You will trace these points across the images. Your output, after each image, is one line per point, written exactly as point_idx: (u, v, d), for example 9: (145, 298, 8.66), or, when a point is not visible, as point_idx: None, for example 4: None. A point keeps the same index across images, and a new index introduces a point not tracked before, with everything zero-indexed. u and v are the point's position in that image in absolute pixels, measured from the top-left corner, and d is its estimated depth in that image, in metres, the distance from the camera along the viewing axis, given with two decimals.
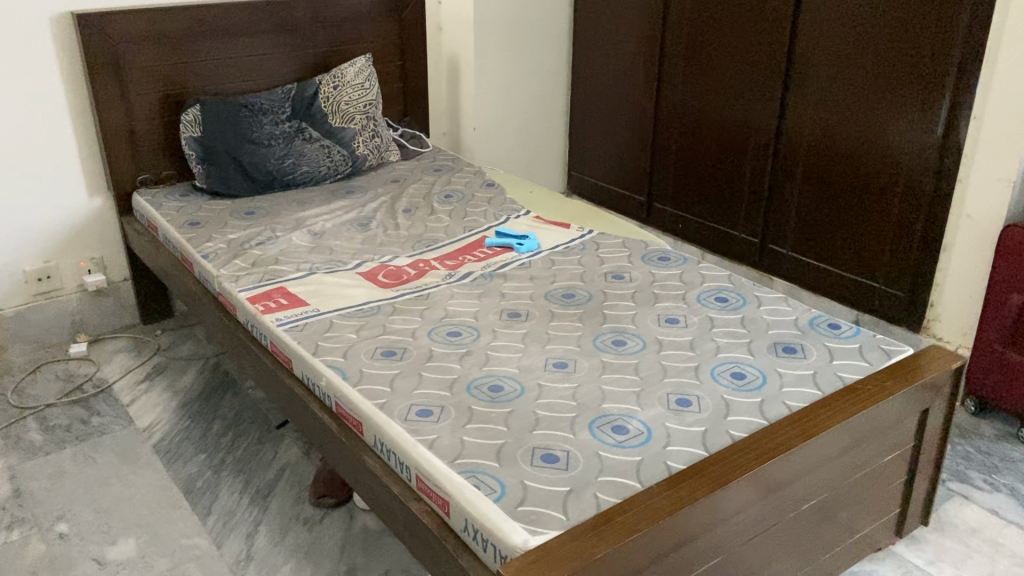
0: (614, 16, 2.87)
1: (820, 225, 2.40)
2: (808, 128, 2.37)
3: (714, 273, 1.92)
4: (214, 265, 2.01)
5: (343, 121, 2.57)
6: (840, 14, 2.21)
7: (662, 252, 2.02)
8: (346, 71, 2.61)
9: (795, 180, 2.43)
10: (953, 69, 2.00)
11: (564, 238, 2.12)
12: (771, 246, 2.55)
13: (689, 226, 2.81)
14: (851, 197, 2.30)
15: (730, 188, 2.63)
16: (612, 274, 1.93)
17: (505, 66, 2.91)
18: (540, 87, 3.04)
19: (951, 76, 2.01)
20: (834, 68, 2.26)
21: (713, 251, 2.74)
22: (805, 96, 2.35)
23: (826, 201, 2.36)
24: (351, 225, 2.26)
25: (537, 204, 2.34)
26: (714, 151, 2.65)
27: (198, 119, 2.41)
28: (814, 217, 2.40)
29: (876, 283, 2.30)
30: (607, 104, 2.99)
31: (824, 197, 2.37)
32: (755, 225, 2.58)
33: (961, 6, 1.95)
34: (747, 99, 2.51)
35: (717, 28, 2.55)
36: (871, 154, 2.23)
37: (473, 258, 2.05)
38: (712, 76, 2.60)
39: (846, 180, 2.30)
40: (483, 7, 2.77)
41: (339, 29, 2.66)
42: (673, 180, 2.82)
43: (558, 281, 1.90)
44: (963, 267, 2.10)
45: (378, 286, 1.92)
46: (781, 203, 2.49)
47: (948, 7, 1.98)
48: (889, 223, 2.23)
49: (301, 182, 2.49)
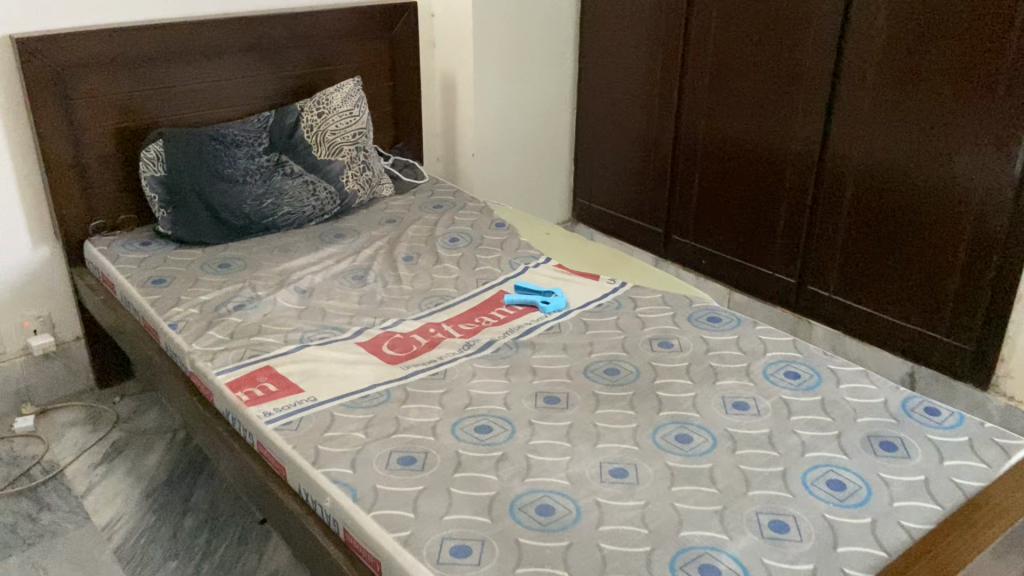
0: (626, 28, 2.60)
1: (869, 267, 2.15)
2: (855, 159, 2.11)
3: (776, 338, 1.65)
4: (186, 337, 1.70)
5: (329, 153, 2.27)
6: (897, 31, 1.95)
7: (712, 312, 1.75)
8: (331, 96, 2.31)
9: (840, 217, 2.17)
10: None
11: (595, 294, 1.84)
12: (810, 287, 2.31)
13: (713, 262, 2.56)
14: (905, 236, 2.05)
15: (762, 222, 2.38)
16: (659, 341, 1.65)
17: (506, 85, 2.62)
18: (544, 106, 2.76)
19: None
20: (888, 92, 2.01)
21: (742, 290, 2.50)
22: (852, 123, 2.10)
23: (876, 240, 2.11)
24: (345, 279, 1.95)
25: (556, 249, 2.07)
26: (744, 182, 2.39)
27: (161, 156, 2.08)
28: (862, 257, 2.16)
29: (937, 333, 2.05)
30: (619, 126, 2.72)
31: (873, 236, 2.12)
32: (792, 264, 2.33)
33: None
34: (781, 124, 2.25)
35: (747, 45, 2.29)
36: (930, 191, 1.97)
37: (492, 321, 1.77)
38: (741, 99, 2.34)
39: (900, 218, 2.05)
40: (484, 20, 2.48)
41: (322, 47, 2.35)
42: (694, 211, 2.57)
43: (596, 353, 1.62)
44: None
45: (385, 361, 1.63)
46: (821, 241, 2.24)
47: None
48: (952, 267, 1.97)
49: (282, 224, 2.18)
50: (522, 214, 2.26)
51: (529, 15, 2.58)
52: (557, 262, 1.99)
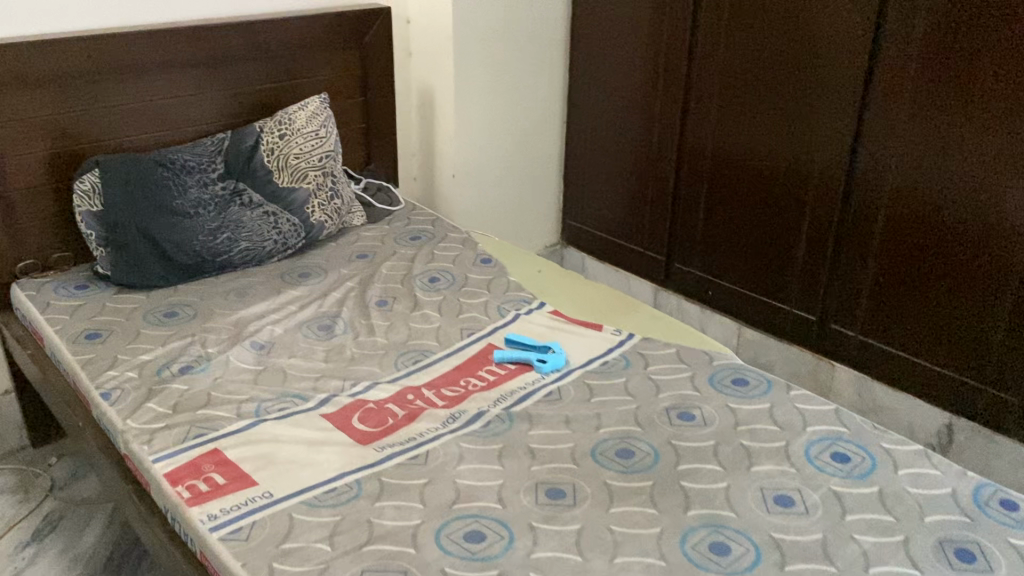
0: (625, 35, 2.35)
1: (902, 305, 1.92)
2: (888, 185, 1.88)
3: (814, 408, 1.42)
4: (119, 410, 1.43)
5: (293, 179, 2.01)
6: (942, 43, 1.72)
7: (736, 373, 1.52)
8: (296, 115, 2.05)
9: (869, 249, 1.95)
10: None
11: (599, 350, 1.59)
12: (832, 325, 2.08)
13: (721, 293, 2.32)
14: (946, 274, 1.82)
15: (778, 252, 2.14)
16: (677, 414, 1.41)
17: (492, 98, 2.37)
18: (532, 121, 2.50)
19: None
20: (930, 111, 1.77)
21: (754, 325, 2.27)
22: (886, 144, 1.86)
23: (911, 277, 1.89)
24: (309, 329, 1.70)
25: (550, 291, 1.81)
26: (757, 207, 2.15)
27: (97, 188, 1.81)
28: (894, 294, 1.93)
29: (980, 382, 1.84)
30: (616, 143, 2.48)
31: (908, 272, 1.89)
32: (812, 299, 2.10)
33: None
34: (803, 143, 2.02)
35: (763, 54, 2.04)
36: (974, 225, 1.75)
37: (481, 385, 1.52)
38: (756, 114, 2.10)
39: (939, 253, 1.82)
40: (466, 26, 2.22)
41: (282, 60, 2.08)
42: (700, 237, 2.32)
43: (605, 427, 1.38)
44: None
45: (354, 441, 1.36)
46: (847, 274, 2.01)
47: None
48: (1001, 310, 1.75)
49: (238, 262, 1.91)
50: (509, 247, 2.00)
51: (517, 21, 2.33)
52: (551, 308, 1.73)
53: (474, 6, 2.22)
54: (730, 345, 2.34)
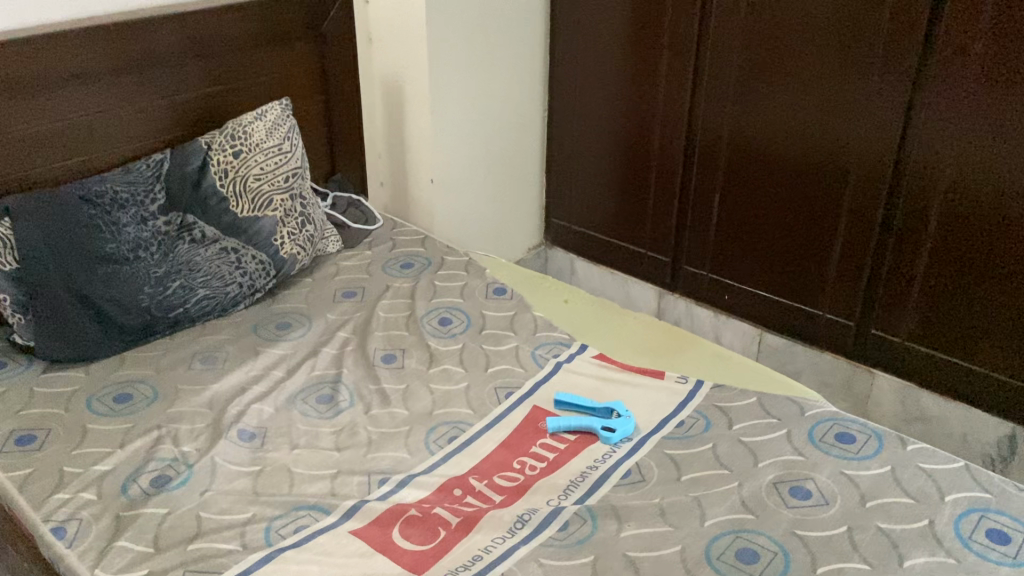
0: (616, 10, 2.06)
1: (960, 310, 1.74)
2: (945, 181, 1.67)
3: (941, 469, 1.20)
4: (81, 555, 1.08)
5: (254, 206, 1.65)
6: (1015, 17, 1.49)
7: (837, 428, 1.28)
8: (252, 127, 1.69)
9: (921, 251, 1.75)
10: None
11: (671, 410, 1.32)
12: (873, 331, 1.89)
13: (738, 297, 2.10)
14: (1014, 276, 1.64)
15: (808, 253, 1.92)
16: (790, 496, 1.16)
17: (469, 89, 2.04)
18: (512, 112, 2.20)
19: None
20: (997, 95, 1.56)
21: (779, 331, 2.06)
22: (942, 132, 1.64)
23: (971, 280, 1.70)
24: (306, 405, 1.37)
25: (587, 327, 1.54)
26: (783, 205, 1.92)
27: (8, 241, 1.41)
28: (951, 299, 1.75)
29: None
30: (608, 133, 2.20)
31: (967, 274, 1.70)
32: (850, 303, 1.90)
33: None
34: (839, 132, 1.78)
35: (791, 33, 1.78)
36: None
37: (541, 468, 1.23)
38: (780, 101, 1.85)
39: (1006, 256, 1.64)
40: (441, 7, 1.89)
41: (223, 57, 1.72)
42: (714, 237, 2.08)
43: (712, 519, 1.12)
44: None
45: (405, 568, 1.06)
46: (893, 277, 1.81)
47: None
48: None
49: (197, 315, 1.55)
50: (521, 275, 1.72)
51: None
52: (596, 355, 1.45)
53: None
54: (750, 353, 2.13)
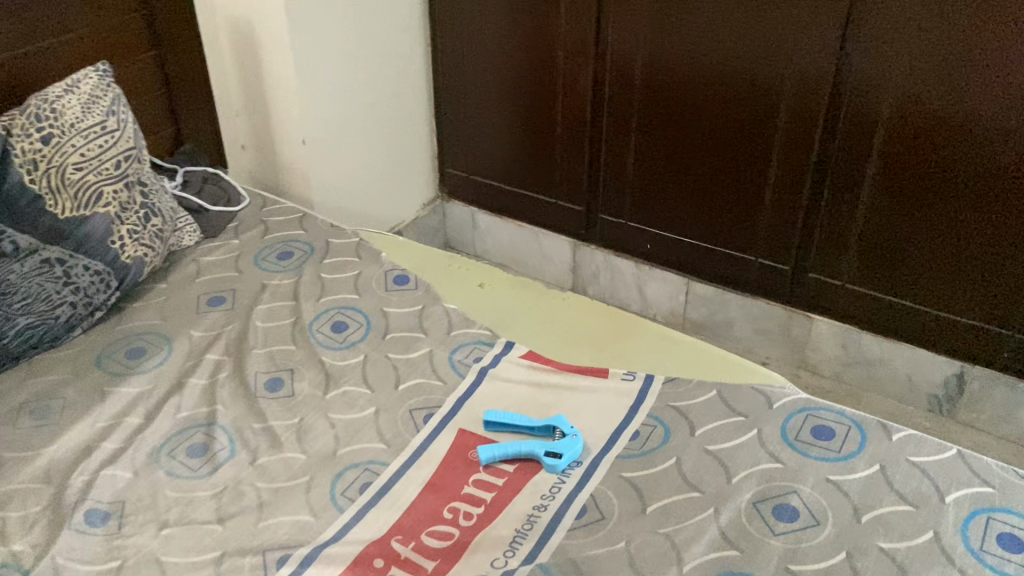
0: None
1: (906, 247, 1.59)
2: (887, 107, 1.49)
3: (933, 461, 1.04)
4: None
5: (79, 203, 1.31)
6: None
7: (812, 421, 1.10)
8: (62, 103, 1.32)
9: (862, 185, 1.58)
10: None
11: (621, 417, 1.11)
12: (810, 274, 1.73)
13: (661, 246, 1.90)
14: (965, 210, 1.50)
15: (738, 195, 1.73)
16: (774, 521, 0.98)
17: (336, 28, 1.71)
18: (390, 51, 1.88)
19: None
20: (945, 8, 1.37)
21: (707, 279, 1.89)
22: (884, 52, 1.45)
23: (916, 215, 1.55)
24: (174, 461, 1.09)
25: (510, 316, 1.31)
26: (708, 141, 1.72)
27: None
28: (894, 236, 1.60)
29: (1003, 327, 1.57)
30: (503, 68, 1.92)
31: (914, 209, 1.55)
32: (784, 246, 1.73)
33: None
34: (768, 57, 1.57)
35: None
36: (1006, 153, 1.41)
37: (479, 516, 1.01)
38: (698, 23, 1.61)
39: (955, 187, 1.49)
40: None
41: (12, 9, 1.37)
42: (632, 181, 1.86)
43: (692, 565, 0.94)
44: None
45: None
46: (832, 216, 1.65)
47: None
48: None
49: (20, 351, 1.22)
50: (424, 256, 1.47)
51: None
52: (525, 355, 1.21)
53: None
54: (677, 303, 1.95)
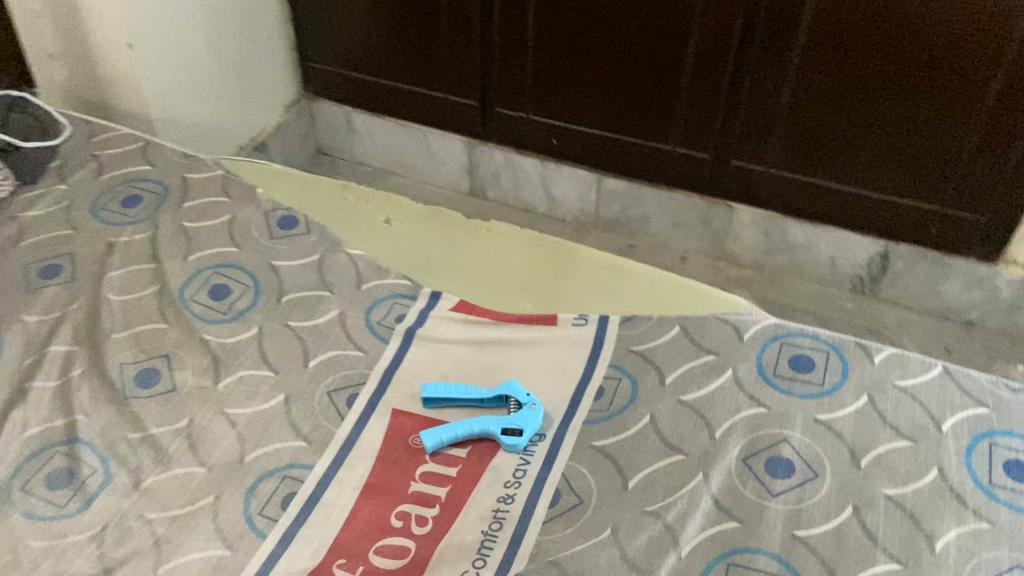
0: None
1: (835, 127, 1.48)
2: None
3: (921, 382, 0.95)
4: None
5: None
6: None
7: (788, 351, 0.98)
8: None
9: (788, 61, 1.43)
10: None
11: (581, 374, 0.96)
12: (732, 161, 1.60)
13: (567, 139, 1.72)
14: (902, 82, 1.38)
15: (652, 78, 1.55)
16: (769, 478, 0.87)
17: None
18: None
19: None
20: None
21: (618, 172, 1.73)
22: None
23: (846, 91, 1.43)
24: (32, 498, 0.85)
25: (429, 262, 1.12)
26: (616, 18, 1.50)
27: None
28: (822, 115, 1.47)
29: (932, 204, 1.50)
30: None
31: (845, 84, 1.42)
32: (704, 132, 1.58)
33: None
34: None
35: None
36: (947, 18, 1.29)
37: (435, 520, 0.85)
38: None
39: (890, 58, 1.36)
40: None
41: None
42: (532, 67, 1.64)
43: (689, 547, 0.82)
44: None
45: None
46: (756, 96, 1.50)
47: None
48: (977, 117, 1.37)
49: None
50: (311, 190, 1.23)
51: None
52: (458, 308, 1.03)
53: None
54: (588, 201, 1.80)
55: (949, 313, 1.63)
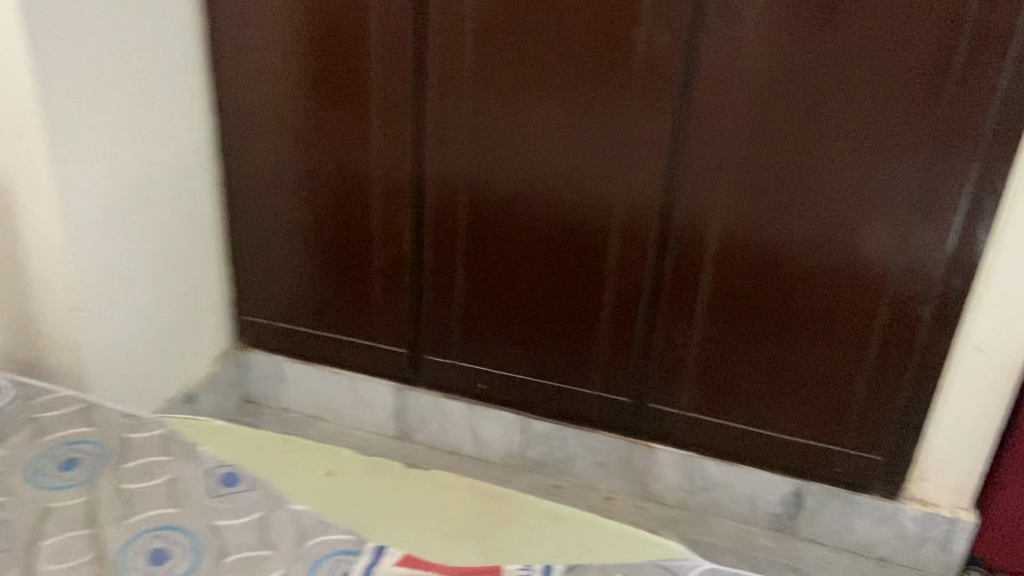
0: (286, 34, 1.61)
1: (776, 342, 1.57)
2: (718, 231, 1.52)
3: None
4: None
5: None
6: (779, 63, 1.37)
7: None
8: None
9: (698, 294, 1.58)
10: (986, 133, 1.32)
11: None
12: (650, 405, 1.72)
13: (495, 388, 1.81)
14: (800, 331, 1.55)
15: (571, 311, 1.68)
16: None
17: (103, 166, 1.45)
18: (174, 199, 1.66)
19: (968, 185, 1.36)
20: (766, 132, 1.42)
21: (544, 416, 1.82)
22: (710, 161, 1.47)
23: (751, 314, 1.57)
24: None
25: (370, 518, 1.11)
26: (542, 267, 1.65)
27: None
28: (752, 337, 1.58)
29: (836, 445, 1.62)
30: (303, 213, 1.76)
31: (750, 309, 1.56)
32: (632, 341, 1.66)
33: (996, 78, 1.29)
34: (587, 206, 1.57)
35: (529, 78, 1.50)
36: (806, 276, 1.51)
37: None
38: (518, 136, 1.55)
39: (776, 300, 1.54)
40: (66, 72, 1.34)
41: None
42: (475, 316, 1.74)
43: None
44: (989, 387, 1.50)
45: None
46: (672, 319, 1.62)
47: (970, 86, 1.31)
48: (862, 364, 1.54)
49: None
50: (256, 450, 1.24)
51: (132, 62, 1.49)
52: (402, 563, 1.01)
53: (54, 4, 1.30)
54: (514, 443, 1.86)
55: (863, 547, 1.70)
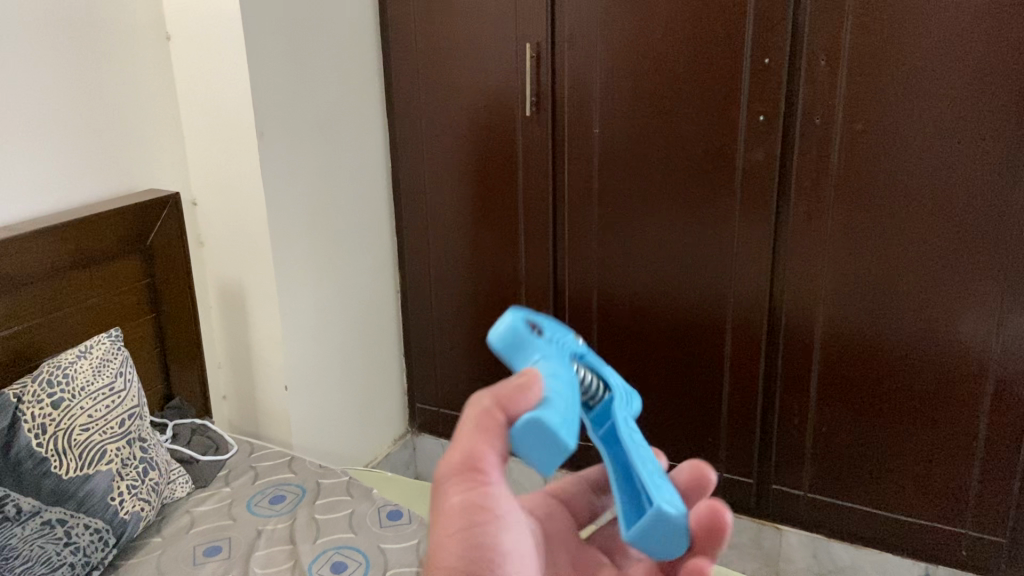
0: (450, 169, 2.00)
1: (886, 424, 1.69)
2: (821, 319, 1.68)
3: None
4: None
5: (84, 462, 1.31)
6: (862, 168, 1.57)
7: None
8: (75, 368, 1.36)
9: (808, 377, 1.73)
10: None
11: None
12: (773, 485, 1.85)
13: None
14: (907, 412, 1.66)
15: (693, 395, 1.87)
16: (576, 348, 0.75)
17: (311, 276, 1.87)
18: (363, 303, 2.06)
19: None
20: (857, 228, 1.60)
21: None
22: (809, 257, 1.66)
23: (860, 397, 1.69)
24: None
25: None
26: (666, 355, 1.87)
27: None
28: (863, 419, 1.71)
29: (958, 526, 1.67)
30: (464, 313, 2.10)
31: (859, 393, 1.69)
32: (751, 423, 1.82)
33: None
34: (702, 299, 1.79)
35: (646, 192, 1.78)
36: (908, 360, 1.63)
37: None
38: (639, 241, 1.82)
39: (882, 383, 1.67)
40: (289, 205, 1.78)
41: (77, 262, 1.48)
42: None
43: None
44: None
45: None
46: (786, 402, 1.77)
47: None
48: (974, 445, 1.61)
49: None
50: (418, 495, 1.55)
51: (336, 196, 1.92)
52: None
53: (284, 155, 1.75)
54: None
55: None
